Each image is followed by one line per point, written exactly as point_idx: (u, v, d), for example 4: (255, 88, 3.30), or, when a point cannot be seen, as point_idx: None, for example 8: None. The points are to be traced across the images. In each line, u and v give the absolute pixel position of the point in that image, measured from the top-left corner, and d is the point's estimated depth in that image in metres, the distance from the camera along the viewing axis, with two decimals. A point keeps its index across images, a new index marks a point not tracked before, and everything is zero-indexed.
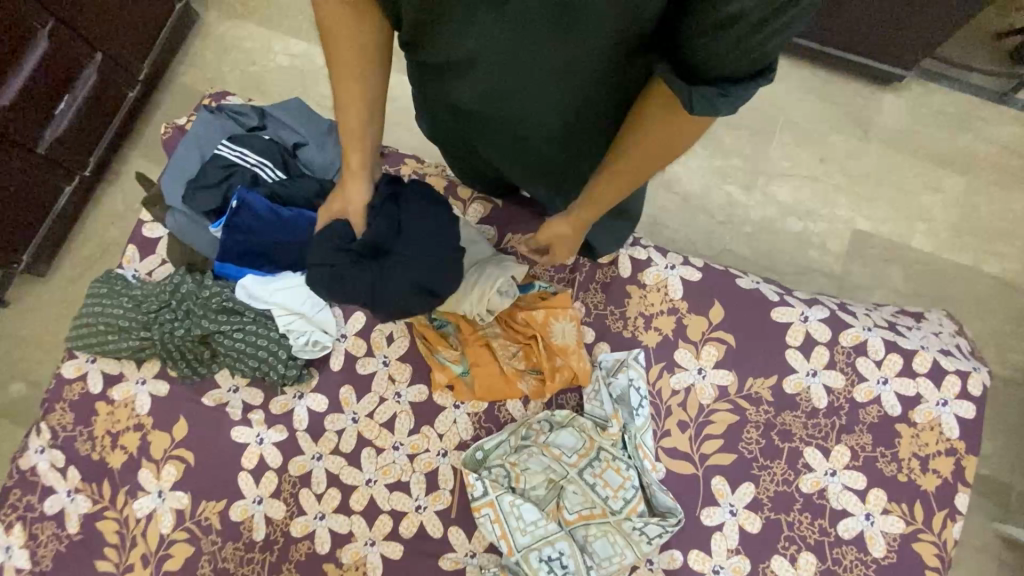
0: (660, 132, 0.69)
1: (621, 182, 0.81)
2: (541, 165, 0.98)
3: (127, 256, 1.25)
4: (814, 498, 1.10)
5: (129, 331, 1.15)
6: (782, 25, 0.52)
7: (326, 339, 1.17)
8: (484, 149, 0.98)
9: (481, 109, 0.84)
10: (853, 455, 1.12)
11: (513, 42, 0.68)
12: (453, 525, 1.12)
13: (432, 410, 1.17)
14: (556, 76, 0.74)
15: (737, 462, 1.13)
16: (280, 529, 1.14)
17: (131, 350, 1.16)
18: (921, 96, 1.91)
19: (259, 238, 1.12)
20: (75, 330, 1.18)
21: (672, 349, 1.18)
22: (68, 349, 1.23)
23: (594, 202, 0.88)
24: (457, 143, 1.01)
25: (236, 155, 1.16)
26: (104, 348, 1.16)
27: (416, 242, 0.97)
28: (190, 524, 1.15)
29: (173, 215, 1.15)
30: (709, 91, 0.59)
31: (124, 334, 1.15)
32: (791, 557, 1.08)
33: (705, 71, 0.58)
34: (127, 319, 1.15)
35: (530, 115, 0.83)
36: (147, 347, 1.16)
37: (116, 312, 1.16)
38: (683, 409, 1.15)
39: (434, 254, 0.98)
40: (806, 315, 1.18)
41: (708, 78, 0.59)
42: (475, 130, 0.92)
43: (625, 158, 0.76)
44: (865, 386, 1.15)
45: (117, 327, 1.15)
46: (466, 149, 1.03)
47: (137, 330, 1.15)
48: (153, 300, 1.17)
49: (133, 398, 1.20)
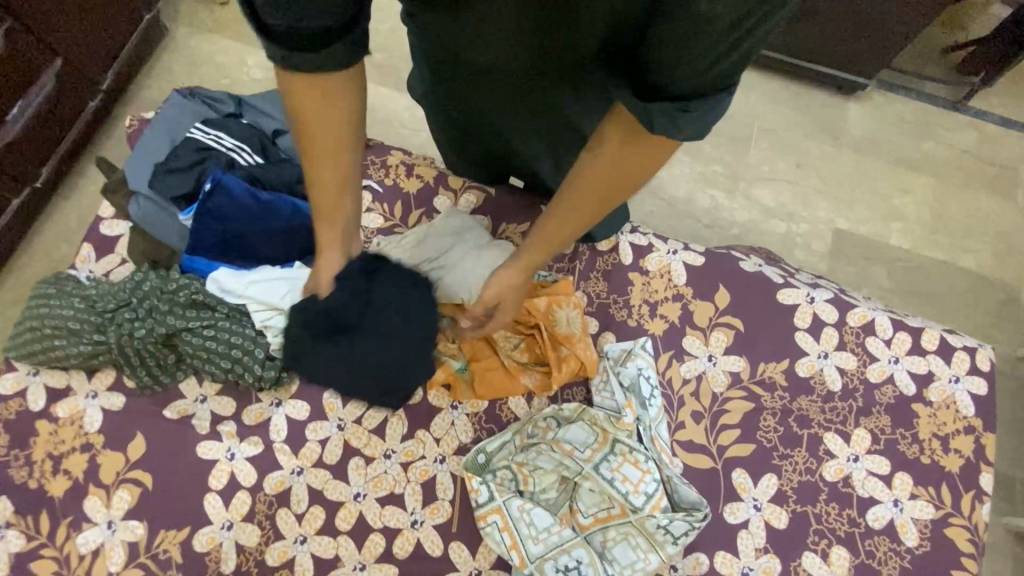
0: (621, 156, 0.64)
1: (568, 221, 0.75)
2: (541, 156, 0.99)
3: (81, 255, 1.13)
4: (840, 487, 1.04)
5: (79, 336, 1.02)
6: (747, 29, 0.48)
7: None
8: (486, 138, 0.99)
9: (481, 93, 0.85)
10: (873, 439, 1.07)
11: (506, 34, 0.69)
12: (455, 540, 1.00)
13: (427, 413, 1.07)
14: (549, 67, 0.75)
15: (756, 453, 1.06)
16: (253, 559, 0.99)
17: (80, 357, 1.02)
18: (883, 105, 2.01)
19: (232, 225, 1.03)
20: (16, 338, 1.05)
21: (679, 336, 1.13)
22: (5, 362, 1.07)
23: (542, 240, 0.80)
24: (459, 133, 1.01)
25: (211, 138, 1.09)
26: (48, 357, 1.02)
27: (395, 329, 0.94)
28: (145, 560, 0.99)
29: (137, 202, 1.05)
30: (669, 106, 0.56)
31: (72, 339, 1.02)
32: (823, 553, 1.01)
33: (665, 86, 0.55)
34: (78, 322, 1.02)
35: (533, 101, 0.84)
36: (100, 353, 1.03)
37: (66, 313, 1.03)
38: (696, 399, 1.09)
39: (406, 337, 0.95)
40: (812, 296, 1.15)
41: (669, 92, 0.55)
42: (478, 117, 0.92)
43: (586, 181, 0.69)
44: (877, 365, 1.11)
45: (64, 332, 1.02)
46: (470, 140, 1.02)
47: (89, 334, 1.02)
48: (110, 299, 1.04)
49: (81, 414, 1.05)
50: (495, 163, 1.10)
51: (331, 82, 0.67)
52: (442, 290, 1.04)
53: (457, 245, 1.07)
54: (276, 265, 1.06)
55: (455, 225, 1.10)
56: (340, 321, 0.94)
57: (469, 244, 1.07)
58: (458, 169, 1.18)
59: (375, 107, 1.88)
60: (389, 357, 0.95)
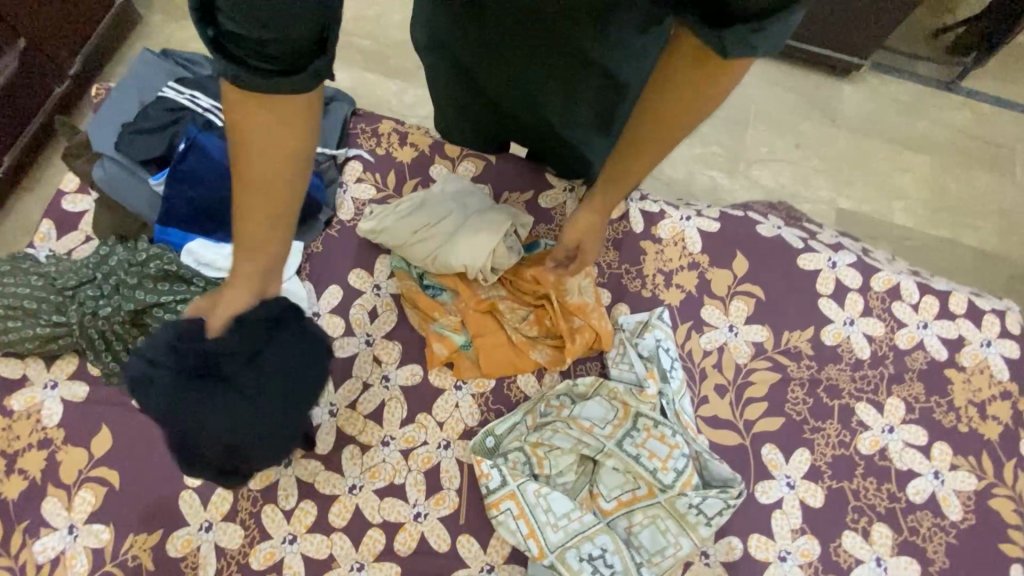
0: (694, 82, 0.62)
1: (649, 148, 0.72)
2: (553, 110, 0.88)
3: (40, 233, 1.02)
4: (876, 460, 0.97)
5: (37, 317, 0.91)
6: None
7: None
8: (496, 95, 0.91)
9: (500, 60, 0.81)
10: (908, 408, 1.00)
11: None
12: (464, 534, 0.90)
13: (428, 395, 0.97)
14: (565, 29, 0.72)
15: (786, 427, 0.98)
16: (236, 563, 0.88)
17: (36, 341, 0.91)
18: (877, 86, 1.99)
19: (210, 189, 0.95)
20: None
21: (697, 307, 1.05)
22: None
23: (619, 176, 0.77)
24: (480, 108, 0.98)
25: (186, 97, 1.00)
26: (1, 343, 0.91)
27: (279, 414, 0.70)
28: (111, 569, 0.87)
29: (101, 164, 0.95)
30: (740, 29, 0.53)
31: (28, 321, 0.91)
32: (864, 531, 0.93)
33: (733, 8, 0.52)
34: (38, 303, 0.92)
35: (556, 34, 0.73)
36: (59, 337, 0.92)
37: (21, 292, 0.92)
38: (718, 371, 1.01)
39: (278, 422, 0.70)
40: (833, 261, 1.09)
41: (739, 15, 0.53)
42: (488, 55, 0.81)
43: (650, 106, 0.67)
44: (905, 331, 1.05)
45: (20, 313, 0.91)
46: (492, 114, 0.99)
47: (48, 316, 0.91)
48: (72, 277, 0.94)
49: (39, 407, 0.93)
50: (499, 118, 0.99)
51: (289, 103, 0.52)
52: (442, 258, 0.97)
53: (458, 209, 0.99)
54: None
55: (455, 190, 1.02)
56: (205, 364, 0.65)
57: (471, 209, 0.99)
58: (452, 131, 1.08)
59: (362, 91, 1.80)
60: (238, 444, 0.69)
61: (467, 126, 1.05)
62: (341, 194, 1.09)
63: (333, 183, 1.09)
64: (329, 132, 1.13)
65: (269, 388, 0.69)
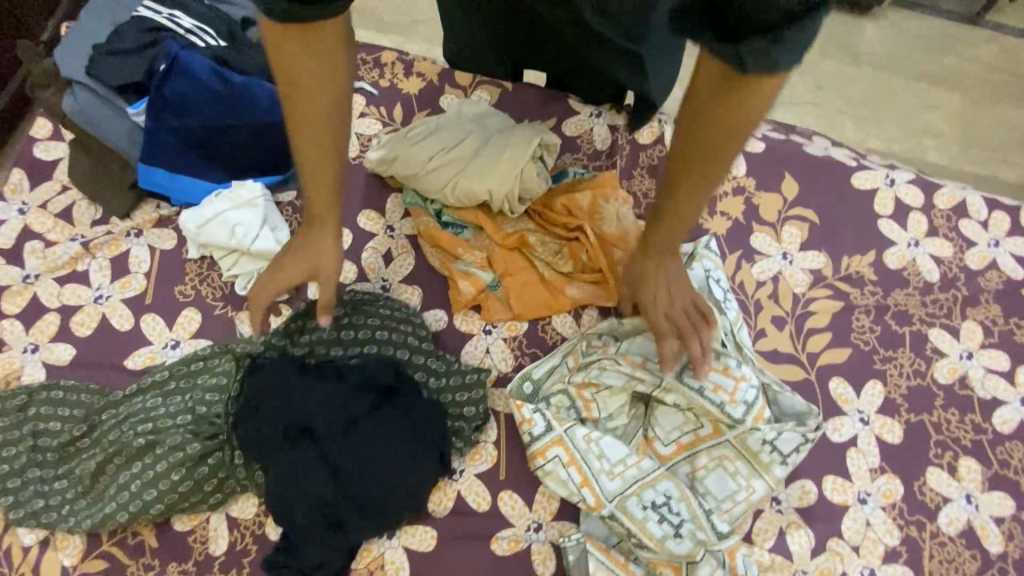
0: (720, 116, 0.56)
1: (684, 190, 0.64)
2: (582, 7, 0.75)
3: (11, 183, 0.92)
4: (957, 389, 0.87)
5: (166, 433, 0.76)
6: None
7: None
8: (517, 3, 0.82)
9: None
10: (987, 332, 0.90)
11: None
12: (505, 491, 0.79)
13: (454, 341, 0.87)
14: None
15: (855, 358, 0.88)
16: (251, 534, 0.77)
17: (173, 476, 0.75)
18: (898, 22, 1.86)
19: (199, 120, 0.86)
20: (31, 440, 0.79)
21: (746, 234, 0.95)
22: None
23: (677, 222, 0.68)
24: (498, 29, 0.89)
25: (164, 17, 0.88)
26: (114, 477, 0.77)
27: (371, 465, 0.73)
28: (110, 548, 0.76)
29: (72, 93, 0.86)
30: (758, 45, 0.47)
31: (155, 453, 0.76)
32: (950, 467, 0.83)
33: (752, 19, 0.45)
34: (170, 416, 0.78)
35: None
36: (211, 454, 0.76)
37: (79, 449, 0.79)
38: (775, 302, 0.91)
39: (377, 493, 0.72)
40: (891, 178, 0.99)
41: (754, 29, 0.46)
42: None
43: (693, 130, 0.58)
44: (976, 250, 0.95)
45: (131, 444, 0.76)
46: (510, 34, 0.90)
47: (184, 418, 0.78)
48: (132, 410, 0.78)
49: (18, 373, 0.83)
50: (512, 28, 0.88)
51: (320, 30, 0.51)
52: (464, 187, 0.86)
53: (477, 130, 0.90)
54: (221, 191, 0.87)
55: (472, 114, 0.92)
56: (281, 418, 0.73)
57: (492, 129, 0.90)
58: (464, 62, 0.98)
59: None
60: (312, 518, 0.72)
61: (479, 57, 0.96)
62: None
63: None
64: None
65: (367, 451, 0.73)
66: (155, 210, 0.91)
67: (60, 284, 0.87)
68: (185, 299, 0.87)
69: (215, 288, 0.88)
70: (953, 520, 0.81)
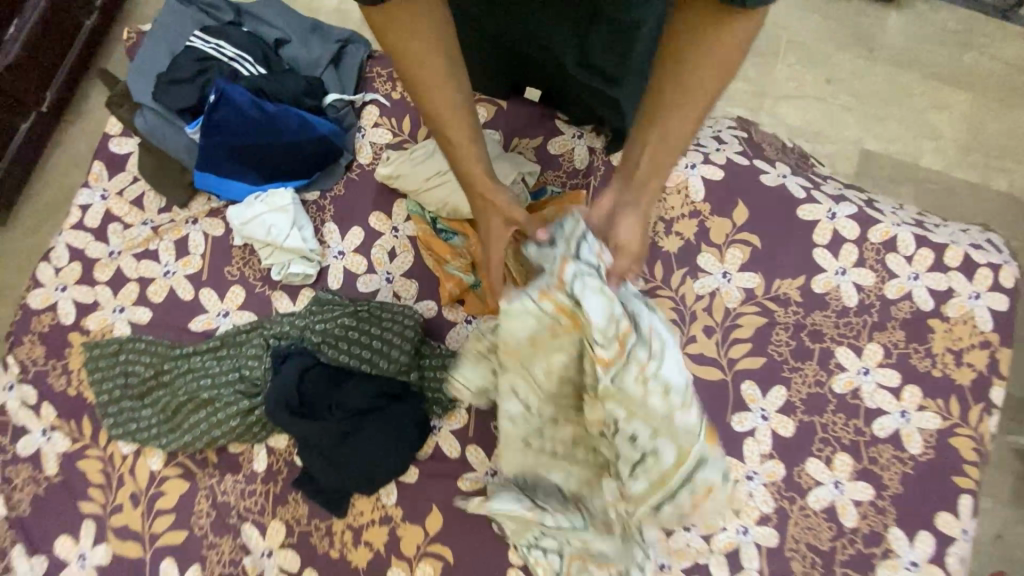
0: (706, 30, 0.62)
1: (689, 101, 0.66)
2: (566, 56, 0.88)
3: (94, 173, 1.14)
4: (848, 399, 1.06)
5: (222, 387, 1.03)
6: None
7: (308, 266, 1.08)
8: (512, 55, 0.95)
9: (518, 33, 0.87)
10: (886, 353, 1.07)
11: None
12: (472, 444, 1.04)
13: (442, 327, 1.09)
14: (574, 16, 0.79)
15: (766, 366, 1.07)
16: (284, 459, 1.05)
17: (232, 421, 1.01)
18: (925, 13, 1.77)
19: (241, 139, 1.04)
20: (124, 377, 1.07)
21: (694, 253, 1.12)
22: (76, 305, 1.10)
23: (664, 150, 0.70)
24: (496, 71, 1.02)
25: (212, 47, 1.08)
26: (188, 416, 1.04)
27: (371, 436, 0.97)
28: (183, 459, 1.05)
29: (144, 115, 1.08)
30: None
31: (218, 400, 1.03)
32: (827, 459, 1.04)
33: None
34: (224, 373, 1.04)
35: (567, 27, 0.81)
36: (255, 410, 1.02)
37: (162, 391, 1.06)
38: (709, 314, 1.09)
39: (372, 466, 0.98)
40: (833, 212, 1.12)
41: None
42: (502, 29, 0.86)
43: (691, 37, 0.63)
44: (895, 282, 1.09)
45: (201, 392, 1.04)
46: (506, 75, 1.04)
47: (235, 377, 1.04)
48: (202, 368, 1.05)
49: (110, 328, 1.09)
50: (506, 71, 1.02)
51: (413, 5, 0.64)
52: (456, 204, 1.05)
53: None
54: (258, 195, 1.07)
55: None
56: (301, 425, 0.96)
57: None
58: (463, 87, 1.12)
59: None
60: (328, 481, 0.99)
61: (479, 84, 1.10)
62: (360, 138, 1.13)
63: (351, 127, 1.13)
64: (345, 79, 1.16)
65: (365, 447, 0.97)
66: (207, 203, 1.12)
67: (138, 260, 1.11)
68: (232, 277, 1.10)
69: (256, 271, 1.11)
70: (820, 499, 1.03)
